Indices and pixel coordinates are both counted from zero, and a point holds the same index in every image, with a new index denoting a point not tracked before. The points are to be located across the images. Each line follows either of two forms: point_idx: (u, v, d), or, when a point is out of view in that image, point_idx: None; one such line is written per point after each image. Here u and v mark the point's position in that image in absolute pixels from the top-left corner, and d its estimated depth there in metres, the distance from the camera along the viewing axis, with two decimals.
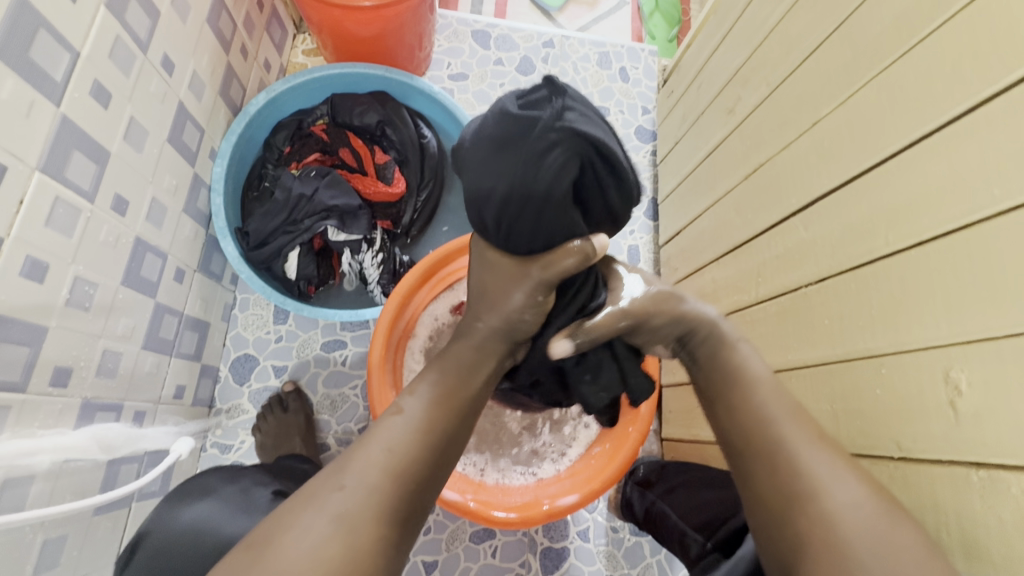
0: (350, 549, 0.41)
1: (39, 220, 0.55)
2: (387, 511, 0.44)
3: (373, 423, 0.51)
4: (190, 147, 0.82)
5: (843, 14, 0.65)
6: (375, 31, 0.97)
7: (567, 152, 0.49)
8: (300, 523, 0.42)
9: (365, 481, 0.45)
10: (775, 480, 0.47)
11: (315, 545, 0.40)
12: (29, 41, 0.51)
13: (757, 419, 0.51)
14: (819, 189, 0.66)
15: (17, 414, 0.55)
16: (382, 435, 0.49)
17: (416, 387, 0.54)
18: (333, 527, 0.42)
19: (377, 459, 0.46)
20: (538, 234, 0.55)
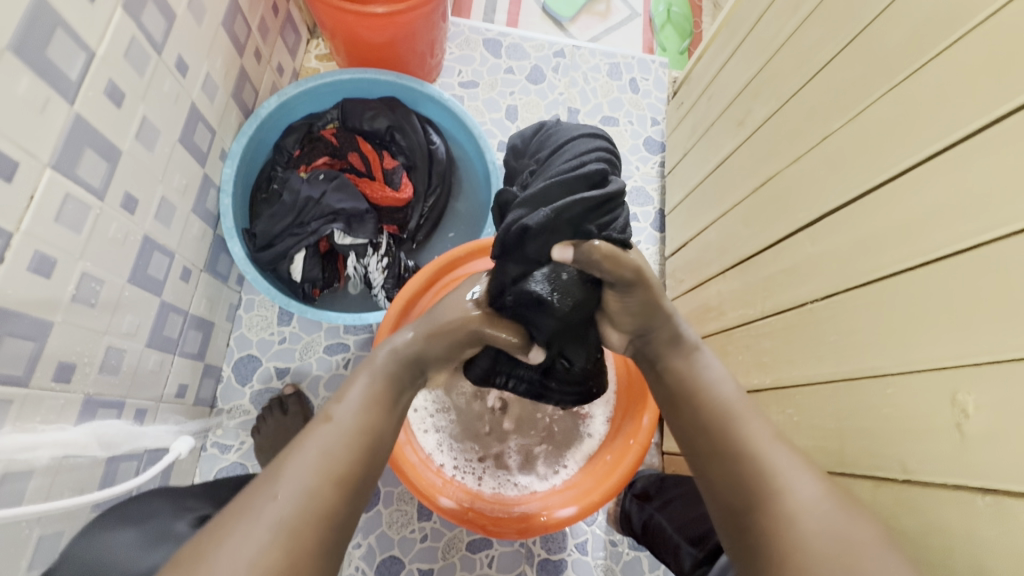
0: (288, 560, 0.41)
1: (48, 216, 0.55)
2: (331, 510, 0.46)
3: (304, 431, 0.50)
4: (201, 148, 0.83)
5: (855, 30, 0.65)
6: (387, 38, 0.98)
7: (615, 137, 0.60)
8: (235, 537, 0.41)
9: (301, 487, 0.45)
10: (739, 481, 0.51)
11: (253, 556, 0.40)
12: (46, 40, 0.52)
13: (726, 430, 0.54)
14: (828, 205, 0.66)
15: (20, 408, 0.56)
16: (315, 439, 0.49)
17: (343, 393, 0.55)
18: (272, 536, 0.42)
19: (309, 467, 0.46)
20: (588, 149, 0.54)
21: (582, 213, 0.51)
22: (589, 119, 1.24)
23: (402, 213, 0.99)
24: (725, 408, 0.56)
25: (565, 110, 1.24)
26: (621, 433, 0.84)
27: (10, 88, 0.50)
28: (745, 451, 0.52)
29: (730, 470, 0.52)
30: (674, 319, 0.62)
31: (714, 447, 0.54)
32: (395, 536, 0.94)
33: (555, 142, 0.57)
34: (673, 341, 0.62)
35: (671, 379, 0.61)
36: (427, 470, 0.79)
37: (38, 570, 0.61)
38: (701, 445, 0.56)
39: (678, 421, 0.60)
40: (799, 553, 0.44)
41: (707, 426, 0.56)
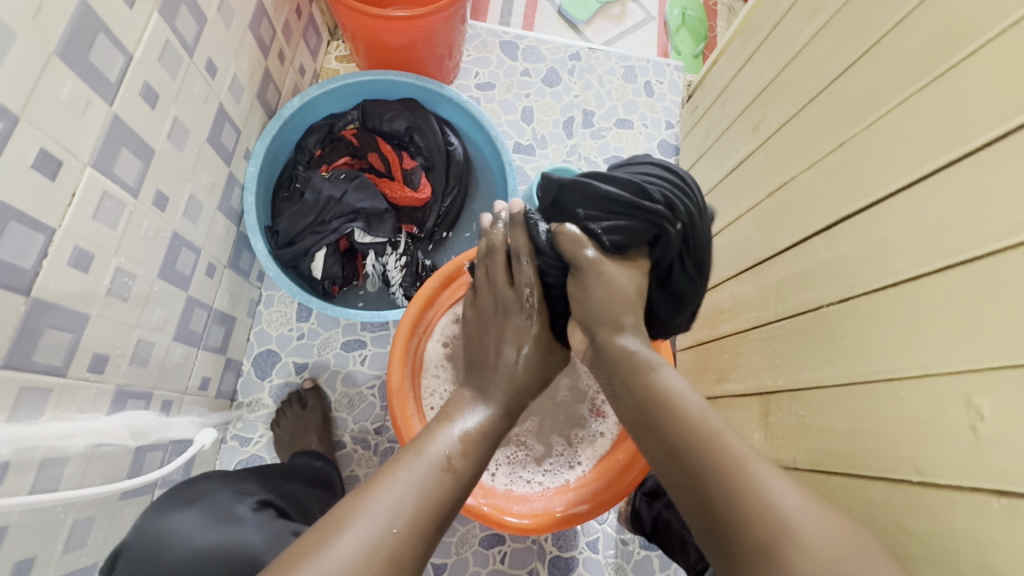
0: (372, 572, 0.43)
1: (87, 212, 0.57)
2: (400, 552, 0.45)
3: (405, 455, 0.53)
4: (227, 147, 0.85)
5: (873, 37, 0.65)
6: (407, 40, 1.00)
7: (681, 183, 0.67)
8: (333, 545, 0.43)
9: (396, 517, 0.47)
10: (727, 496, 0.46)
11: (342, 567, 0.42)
12: (88, 44, 0.54)
13: (701, 440, 0.50)
14: (843, 210, 0.66)
15: (59, 397, 0.57)
16: (419, 475, 0.51)
17: (449, 423, 0.58)
18: (364, 555, 0.43)
19: (408, 491, 0.49)
20: (653, 179, 0.66)
21: (581, 199, 0.66)
22: (603, 121, 1.26)
23: (421, 212, 1.01)
24: (697, 419, 0.51)
25: (580, 112, 1.26)
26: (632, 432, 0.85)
27: (55, 91, 0.52)
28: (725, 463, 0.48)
29: (708, 485, 0.47)
30: None
31: (688, 464, 0.49)
32: None
33: (628, 162, 0.71)
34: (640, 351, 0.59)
35: (629, 394, 0.57)
36: None
37: (70, 554, 0.63)
38: (670, 458, 0.51)
39: (642, 432, 0.55)
40: (792, 571, 0.41)
41: (678, 438, 0.51)
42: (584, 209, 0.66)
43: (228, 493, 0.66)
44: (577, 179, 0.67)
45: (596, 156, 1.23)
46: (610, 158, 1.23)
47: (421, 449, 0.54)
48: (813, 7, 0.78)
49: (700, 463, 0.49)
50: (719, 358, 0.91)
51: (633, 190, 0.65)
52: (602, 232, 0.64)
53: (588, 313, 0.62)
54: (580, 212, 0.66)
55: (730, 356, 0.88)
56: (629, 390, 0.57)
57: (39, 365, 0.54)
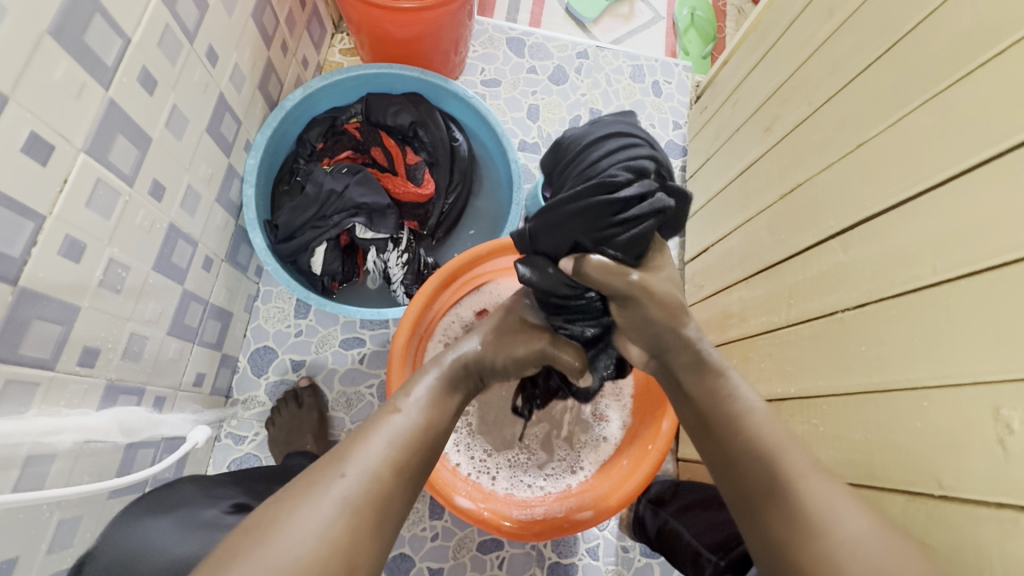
0: (351, 531, 0.45)
1: (80, 200, 0.55)
2: (375, 501, 0.48)
3: (371, 421, 0.54)
4: (227, 138, 0.83)
5: (894, 36, 0.64)
6: (414, 33, 0.98)
7: (631, 144, 0.56)
8: (306, 506, 0.45)
9: (366, 470, 0.49)
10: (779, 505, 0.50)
11: (321, 526, 0.44)
12: (85, 25, 0.52)
13: (763, 456, 0.53)
14: (862, 212, 0.64)
15: (47, 391, 0.55)
16: (383, 431, 0.53)
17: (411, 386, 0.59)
18: (339, 510, 0.45)
19: (378, 454, 0.50)
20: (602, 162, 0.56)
21: (576, 234, 0.57)
22: None
23: (423, 209, 0.99)
24: (759, 433, 0.54)
25: (587, 111, 1.24)
26: (637, 437, 0.84)
27: (48, 72, 0.49)
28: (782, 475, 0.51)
29: (766, 497, 0.51)
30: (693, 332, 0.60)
31: (749, 473, 0.53)
32: (406, 534, 0.94)
33: (570, 164, 0.59)
34: (695, 365, 0.59)
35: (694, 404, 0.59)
36: (445, 468, 0.78)
37: (56, 554, 0.61)
38: (730, 469, 0.54)
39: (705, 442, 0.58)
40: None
41: (742, 454, 0.54)
42: (579, 236, 0.57)
43: (220, 493, 0.63)
44: (552, 228, 0.59)
45: None
46: None
47: (385, 407, 0.56)
48: (831, 5, 0.76)
49: (760, 472, 0.52)
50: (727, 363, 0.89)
51: (595, 191, 0.54)
52: (622, 249, 0.56)
53: (649, 332, 0.59)
54: (580, 244, 0.58)
55: (738, 361, 0.86)
56: (695, 398, 0.58)
57: (26, 358, 0.52)
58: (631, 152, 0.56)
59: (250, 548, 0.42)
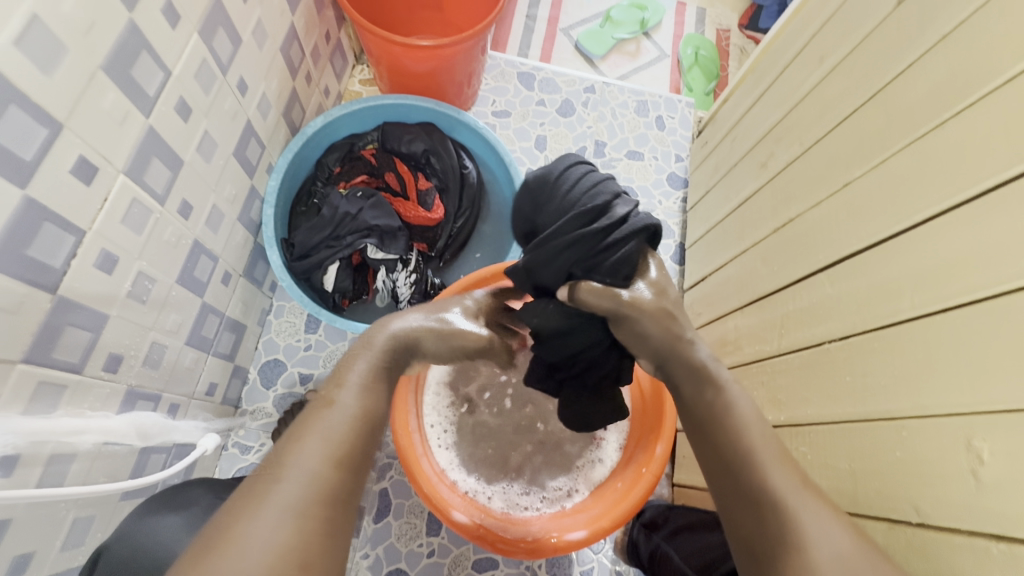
0: (303, 532, 0.42)
1: (116, 217, 0.60)
2: (323, 499, 0.45)
3: (304, 420, 0.50)
4: (251, 161, 0.89)
5: (878, 84, 0.68)
6: (429, 67, 1.04)
7: (593, 176, 0.62)
8: (249, 516, 0.42)
9: (306, 471, 0.46)
10: (767, 516, 0.51)
11: (268, 533, 0.41)
12: (133, 60, 0.57)
13: (750, 471, 0.54)
14: (848, 248, 0.67)
15: (73, 393, 0.59)
16: (317, 427, 0.50)
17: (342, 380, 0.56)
18: (282, 515, 0.42)
19: (317, 450, 0.47)
20: (577, 191, 0.61)
21: (568, 264, 0.61)
22: (615, 152, 1.29)
23: (432, 232, 1.04)
24: (752, 445, 0.56)
25: (593, 142, 1.29)
26: (632, 461, 0.86)
27: (98, 102, 0.54)
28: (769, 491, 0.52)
29: (755, 507, 0.53)
30: (690, 357, 0.62)
31: (742, 485, 0.54)
32: (403, 549, 0.95)
33: (544, 202, 0.64)
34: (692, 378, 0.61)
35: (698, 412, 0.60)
36: (443, 485, 0.80)
37: (68, 551, 0.64)
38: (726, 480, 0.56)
39: (702, 447, 0.60)
40: None
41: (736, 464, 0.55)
42: (571, 266, 0.61)
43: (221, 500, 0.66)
44: (539, 261, 0.62)
45: None
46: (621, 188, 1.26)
47: (317, 401, 0.53)
48: (821, 52, 0.81)
49: (752, 485, 0.54)
50: None
51: (579, 221, 0.59)
52: (612, 271, 0.60)
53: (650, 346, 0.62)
54: (572, 272, 0.61)
55: None
56: (696, 407, 0.61)
57: (57, 362, 0.56)
58: (601, 177, 0.62)
59: (199, 564, 0.38)
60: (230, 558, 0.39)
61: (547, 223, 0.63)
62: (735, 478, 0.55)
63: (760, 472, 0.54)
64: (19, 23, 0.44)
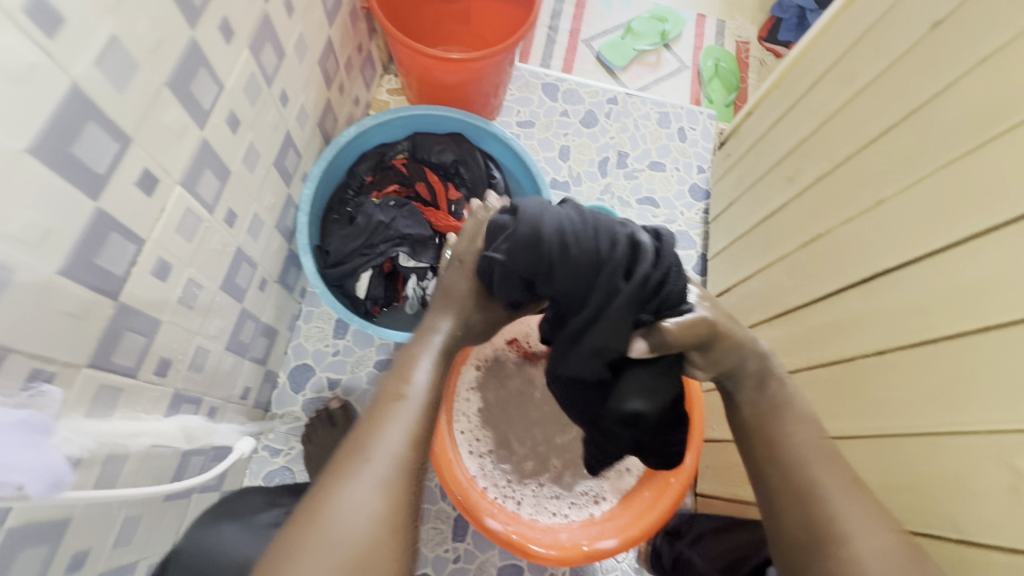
0: (391, 509, 0.49)
1: (171, 227, 0.62)
2: (404, 478, 0.51)
3: (379, 406, 0.56)
4: (288, 170, 0.91)
5: (912, 104, 0.69)
6: (459, 79, 1.06)
7: (580, 222, 0.60)
8: (345, 494, 0.48)
9: (389, 454, 0.52)
10: (805, 510, 0.52)
11: (362, 508, 0.47)
12: (192, 76, 0.59)
13: (793, 467, 0.55)
14: (880, 264, 0.69)
15: (128, 397, 0.60)
16: (392, 417, 0.55)
17: (406, 372, 0.60)
18: (373, 492, 0.49)
19: (396, 437, 0.53)
20: (585, 245, 0.58)
21: (634, 316, 0.59)
22: (637, 162, 1.31)
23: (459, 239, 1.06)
24: (796, 441, 0.56)
25: (615, 153, 1.31)
26: (660, 470, 0.86)
27: (161, 117, 0.56)
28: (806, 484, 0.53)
29: (788, 497, 0.54)
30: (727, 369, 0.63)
31: (782, 479, 0.55)
32: (429, 554, 0.96)
33: (556, 272, 0.59)
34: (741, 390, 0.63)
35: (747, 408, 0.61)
36: (475, 491, 0.82)
37: (118, 550, 0.65)
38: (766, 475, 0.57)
39: (749, 446, 0.60)
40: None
41: (785, 462, 0.56)
42: (636, 317, 0.59)
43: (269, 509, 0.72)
44: (609, 324, 0.59)
45: (628, 197, 1.27)
46: (643, 199, 1.27)
47: (388, 393, 0.57)
48: (850, 72, 0.83)
49: (793, 479, 0.54)
50: None
51: (614, 272, 0.58)
52: (675, 297, 0.60)
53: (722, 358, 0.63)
54: (640, 322, 0.60)
55: None
56: (745, 406, 0.61)
57: (117, 366, 0.57)
58: (587, 219, 0.60)
59: (307, 534, 0.45)
60: (337, 527, 0.46)
61: (576, 288, 0.60)
62: (779, 475, 0.55)
63: (807, 469, 0.54)
64: (100, 44, 0.46)
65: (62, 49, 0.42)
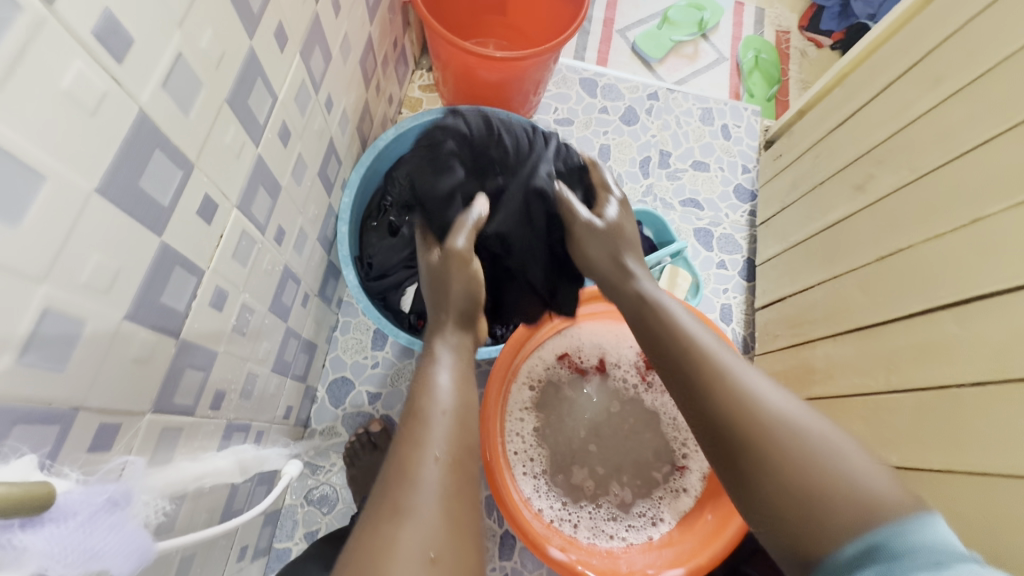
0: (455, 546, 0.45)
1: (228, 253, 0.57)
2: (461, 512, 0.47)
3: (410, 430, 0.52)
4: (330, 179, 0.86)
5: (1016, 115, 0.64)
6: (503, 77, 1.01)
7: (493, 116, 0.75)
8: (402, 536, 0.43)
9: (434, 483, 0.48)
10: (760, 464, 0.48)
11: (422, 548, 0.43)
12: (250, 90, 0.54)
13: (728, 411, 0.51)
14: (978, 288, 0.64)
15: (186, 437, 0.56)
16: (421, 438, 0.51)
17: (429, 386, 0.57)
18: (431, 528, 0.44)
19: (436, 459, 0.49)
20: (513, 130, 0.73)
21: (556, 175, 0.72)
22: (680, 162, 1.25)
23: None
24: (717, 372, 0.54)
25: (657, 152, 1.25)
26: (722, 493, 0.83)
27: (221, 137, 0.51)
28: (754, 435, 0.49)
29: (744, 457, 0.49)
30: None
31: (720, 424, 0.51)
32: None
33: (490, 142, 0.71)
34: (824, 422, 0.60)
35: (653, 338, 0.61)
36: (533, 518, 0.79)
37: None
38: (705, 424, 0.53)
39: (674, 380, 0.57)
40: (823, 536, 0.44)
41: (715, 403, 0.52)
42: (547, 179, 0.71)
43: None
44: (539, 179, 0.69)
45: (671, 198, 1.22)
46: (686, 201, 1.22)
47: (411, 415, 0.54)
48: (936, 75, 0.77)
49: (729, 421, 0.51)
50: None
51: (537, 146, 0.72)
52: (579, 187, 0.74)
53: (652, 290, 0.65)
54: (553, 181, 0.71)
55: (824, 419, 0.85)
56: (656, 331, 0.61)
57: (177, 407, 0.54)
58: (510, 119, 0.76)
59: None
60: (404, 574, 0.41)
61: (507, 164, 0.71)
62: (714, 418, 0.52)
63: (744, 412, 0.50)
64: (166, 64, 0.41)
65: (130, 73, 0.38)
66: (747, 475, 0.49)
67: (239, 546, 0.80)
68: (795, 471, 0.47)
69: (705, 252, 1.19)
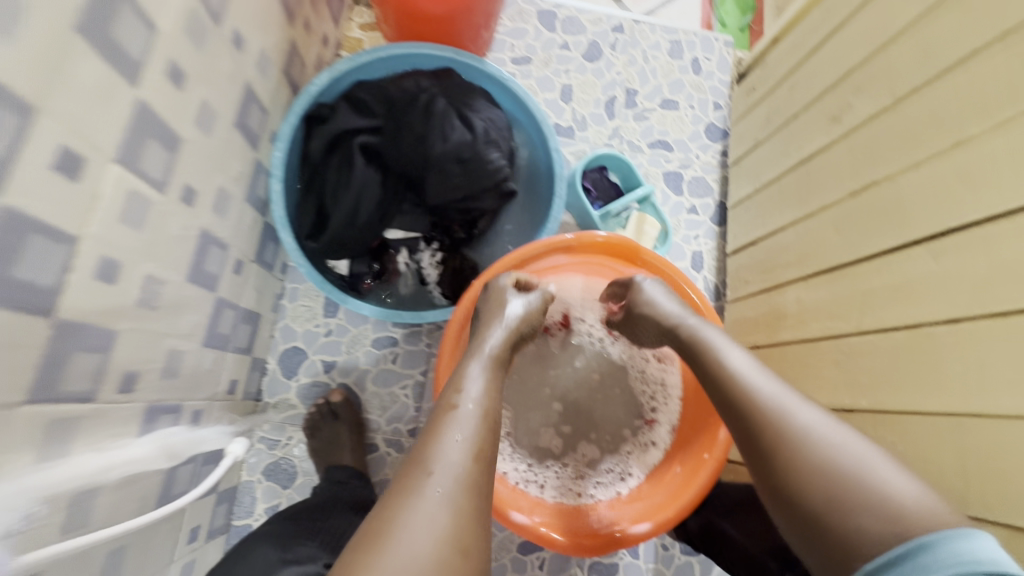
0: (457, 525, 0.46)
1: (114, 217, 0.49)
2: (479, 490, 0.49)
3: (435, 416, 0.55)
4: (253, 130, 0.76)
5: (1006, 23, 0.57)
6: (446, 8, 0.90)
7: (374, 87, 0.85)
8: (414, 513, 0.45)
9: (452, 465, 0.49)
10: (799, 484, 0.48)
11: (429, 532, 0.44)
12: (110, 16, 0.45)
13: (773, 436, 0.51)
14: (957, 220, 0.60)
15: (88, 426, 0.50)
16: (445, 427, 0.53)
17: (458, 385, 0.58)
18: (440, 507, 0.46)
19: (460, 446, 0.51)
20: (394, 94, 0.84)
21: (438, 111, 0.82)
22: (648, 101, 1.17)
23: (444, 193, 0.81)
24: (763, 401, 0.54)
25: (623, 91, 1.16)
26: (690, 445, 0.80)
27: (76, 75, 0.42)
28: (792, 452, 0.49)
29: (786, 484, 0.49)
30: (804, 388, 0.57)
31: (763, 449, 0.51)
32: None
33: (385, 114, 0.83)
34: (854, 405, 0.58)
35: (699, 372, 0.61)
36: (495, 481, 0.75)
37: None
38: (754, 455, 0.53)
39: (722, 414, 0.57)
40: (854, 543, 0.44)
41: (760, 432, 0.52)
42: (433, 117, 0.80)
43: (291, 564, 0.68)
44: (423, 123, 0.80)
45: (639, 141, 1.14)
46: (655, 143, 1.15)
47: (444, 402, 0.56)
48: None
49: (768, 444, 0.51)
50: (780, 366, 0.86)
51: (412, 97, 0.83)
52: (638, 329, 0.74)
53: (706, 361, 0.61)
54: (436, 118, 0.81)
55: (795, 364, 0.82)
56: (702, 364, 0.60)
57: (67, 394, 0.47)
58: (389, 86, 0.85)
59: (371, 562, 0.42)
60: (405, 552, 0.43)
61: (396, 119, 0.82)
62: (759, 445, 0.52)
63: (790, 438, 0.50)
64: None
65: None
66: (789, 497, 0.49)
67: (188, 529, 0.76)
68: (805, 463, 0.49)
69: (675, 197, 1.13)
